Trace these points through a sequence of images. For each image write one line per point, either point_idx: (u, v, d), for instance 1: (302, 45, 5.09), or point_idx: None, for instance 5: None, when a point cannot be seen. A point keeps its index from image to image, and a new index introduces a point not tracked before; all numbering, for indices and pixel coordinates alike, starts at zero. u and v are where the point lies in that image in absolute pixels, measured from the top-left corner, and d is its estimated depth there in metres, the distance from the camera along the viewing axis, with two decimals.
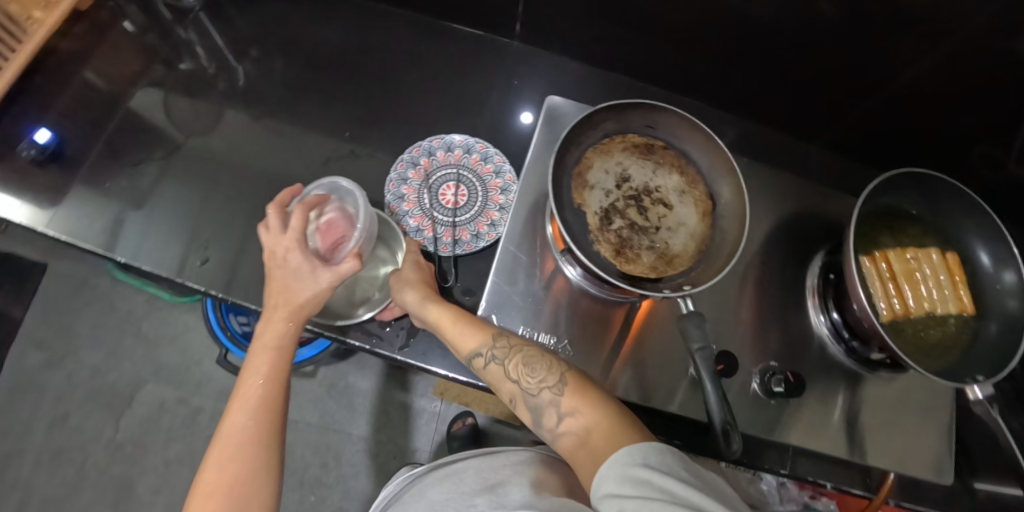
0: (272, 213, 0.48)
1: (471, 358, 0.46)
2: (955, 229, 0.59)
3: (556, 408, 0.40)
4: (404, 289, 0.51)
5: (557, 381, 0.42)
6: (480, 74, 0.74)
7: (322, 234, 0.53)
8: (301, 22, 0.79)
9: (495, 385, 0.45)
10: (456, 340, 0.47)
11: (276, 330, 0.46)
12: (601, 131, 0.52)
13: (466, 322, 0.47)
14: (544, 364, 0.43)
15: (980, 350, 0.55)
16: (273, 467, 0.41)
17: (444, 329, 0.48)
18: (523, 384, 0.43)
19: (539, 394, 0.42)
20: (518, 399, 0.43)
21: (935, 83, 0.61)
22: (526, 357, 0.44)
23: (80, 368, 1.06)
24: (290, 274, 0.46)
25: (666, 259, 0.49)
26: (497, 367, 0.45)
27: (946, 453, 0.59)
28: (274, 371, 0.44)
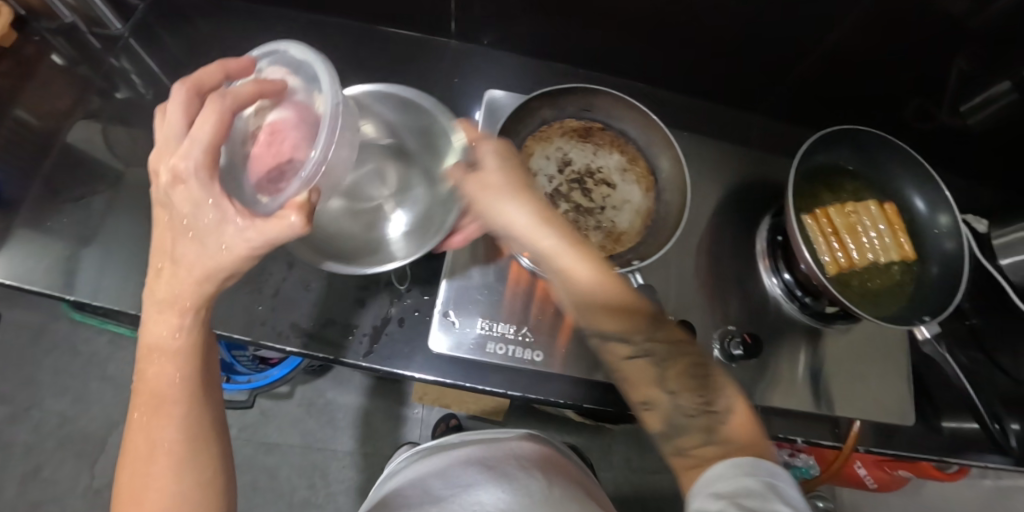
0: (177, 105, 0.38)
1: (619, 338, 0.43)
2: (891, 180, 0.61)
3: (704, 434, 0.39)
4: (514, 196, 0.44)
5: (724, 408, 0.40)
6: (421, 75, 0.74)
7: (264, 138, 0.42)
8: (235, 40, 0.78)
9: (630, 375, 0.44)
10: (608, 317, 0.43)
11: (166, 329, 0.41)
12: (538, 120, 0.54)
13: (622, 302, 0.43)
14: (710, 382, 0.42)
15: (923, 293, 0.57)
16: (210, 462, 0.43)
17: (588, 294, 0.43)
18: (678, 397, 0.41)
19: (694, 416, 0.40)
20: (659, 406, 0.42)
21: (859, 42, 0.64)
22: (688, 371, 0.42)
23: (47, 417, 1.02)
24: (195, 221, 0.37)
25: (613, 238, 0.50)
26: (652, 365, 0.42)
27: (907, 394, 0.61)
28: (182, 374, 0.42)
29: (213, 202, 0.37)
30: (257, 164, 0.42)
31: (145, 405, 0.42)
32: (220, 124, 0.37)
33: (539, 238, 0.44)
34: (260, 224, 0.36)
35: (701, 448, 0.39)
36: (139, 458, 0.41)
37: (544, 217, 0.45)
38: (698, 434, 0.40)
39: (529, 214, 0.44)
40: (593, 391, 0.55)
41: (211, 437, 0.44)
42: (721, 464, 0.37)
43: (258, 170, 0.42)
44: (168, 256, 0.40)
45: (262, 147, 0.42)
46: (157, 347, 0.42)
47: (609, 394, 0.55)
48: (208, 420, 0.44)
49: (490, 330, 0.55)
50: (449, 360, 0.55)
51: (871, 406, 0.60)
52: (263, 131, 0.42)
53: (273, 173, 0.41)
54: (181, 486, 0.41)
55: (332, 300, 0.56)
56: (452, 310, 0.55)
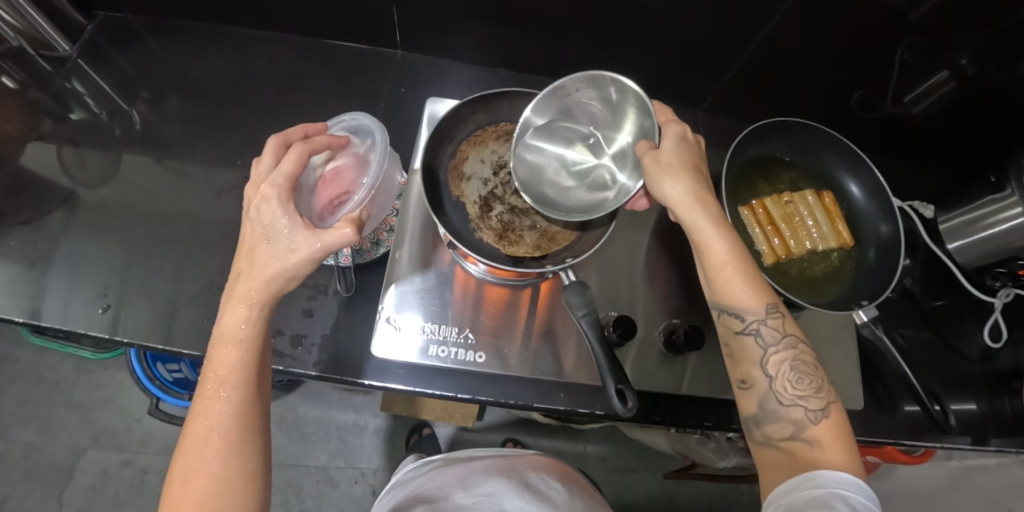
0: (270, 148, 0.46)
1: (734, 312, 0.43)
2: (828, 167, 0.63)
3: (795, 428, 0.40)
4: (672, 172, 0.44)
5: (821, 408, 0.40)
6: (370, 85, 0.74)
7: (327, 180, 0.52)
8: (185, 57, 0.78)
9: (736, 352, 0.44)
10: (737, 292, 0.43)
11: (237, 319, 0.42)
12: (473, 124, 0.54)
13: (756, 282, 0.43)
14: (814, 379, 0.42)
15: (861, 277, 0.59)
16: (251, 461, 0.41)
17: (715, 269, 0.44)
18: (776, 384, 0.42)
19: (786, 407, 0.41)
20: (758, 388, 0.43)
21: (790, 36, 0.66)
22: (796, 363, 0.42)
23: (12, 446, 1.00)
24: (269, 231, 0.43)
25: (548, 237, 0.51)
26: (758, 344, 0.43)
27: (856, 379, 0.63)
28: (243, 367, 0.42)
29: (288, 217, 0.43)
30: (321, 196, 0.51)
31: (202, 394, 0.41)
32: (298, 163, 0.46)
33: (692, 214, 0.44)
34: (321, 233, 0.43)
35: (791, 440, 0.40)
36: (188, 449, 0.40)
37: (699, 193, 0.44)
38: (786, 424, 0.41)
39: (685, 190, 0.44)
40: (542, 389, 0.55)
41: (256, 438, 0.42)
42: (793, 478, 0.38)
43: (321, 202, 0.51)
44: (246, 264, 0.44)
45: (327, 184, 0.52)
46: (225, 338, 0.43)
47: (560, 393, 0.55)
48: (258, 416, 0.42)
49: (435, 334, 0.55)
50: (397, 367, 0.55)
51: None
52: (326, 174, 0.52)
53: (334, 203, 0.51)
54: (225, 480, 0.40)
55: (281, 314, 0.56)
56: (396, 316, 0.55)
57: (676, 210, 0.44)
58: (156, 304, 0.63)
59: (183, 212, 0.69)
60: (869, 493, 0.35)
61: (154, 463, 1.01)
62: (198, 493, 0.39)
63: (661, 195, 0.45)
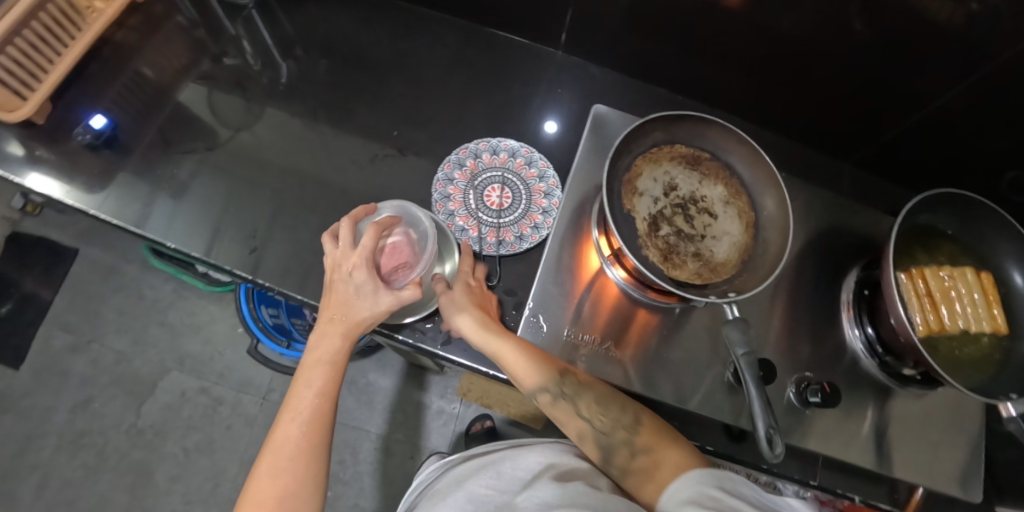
0: (344, 226, 0.49)
1: (541, 390, 0.49)
2: (992, 250, 0.60)
3: (628, 446, 0.47)
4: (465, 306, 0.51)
5: (632, 422, 0.49)
6: (521, 82, 0.76)
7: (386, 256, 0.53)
8: (348, 23, 0.81)
9: (560, 418, 0.50)
10: (531, 371, 0.49)
11: (331, 347, 0.48)
12: (650, 141, 0.54)
13: (536, 355, 0.50)
14: (614, 403, 0.50)
15: (1012, 369, 0.56)
16: (320, 476, 0.45)
17: (506, 362, 0.49)
18: (595, 421, 0.49)
19: (613, 434, 0.48)
20: (586, 435, 0.49)
21: (967, 110, 0.62)
22: (597, 396, 0.50)
23: (105, 353, 1.07)
24: (352, 291, 0.48)
25: (710, 267, 0.50)
26: (568, 403, 0.50)
27: (975, 470, 0.59)
28: (327, 385, 0.47)
29: (370, 284, 0.48)
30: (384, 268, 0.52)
31: (284, 405, 0.46)
32: (376, 236, 0.49)
33: (488, 337, 0.50)
34: (400, 292, 0.48)
35: (633, 459, 0.47)
36: (269, 456, 0.44)
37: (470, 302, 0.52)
38: (622, 448, 0.47)
39: (471, 323, 0.50)
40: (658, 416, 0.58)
41: (321, 452, 0.46)
42: (671, 490, 0.42)
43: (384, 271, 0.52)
44: (340, 312, 0.49)
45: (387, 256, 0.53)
46: (315, 360, 0.48)
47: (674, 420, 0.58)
48: (327, 427, 0.46)
49: (572, 340, 0.55)
50: None
51: (938, 475, 0.59)
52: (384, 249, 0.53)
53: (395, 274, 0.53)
54: (300, 487, 0.43)
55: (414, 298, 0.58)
56: (539, 313, 0.55)
57: (473, 339, 0.50)
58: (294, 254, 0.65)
59: (328, 170, 0.72)
60: (732, 476, 0.41)
61: (228, 396, 1.07)
62: (277, 492, 0.42)
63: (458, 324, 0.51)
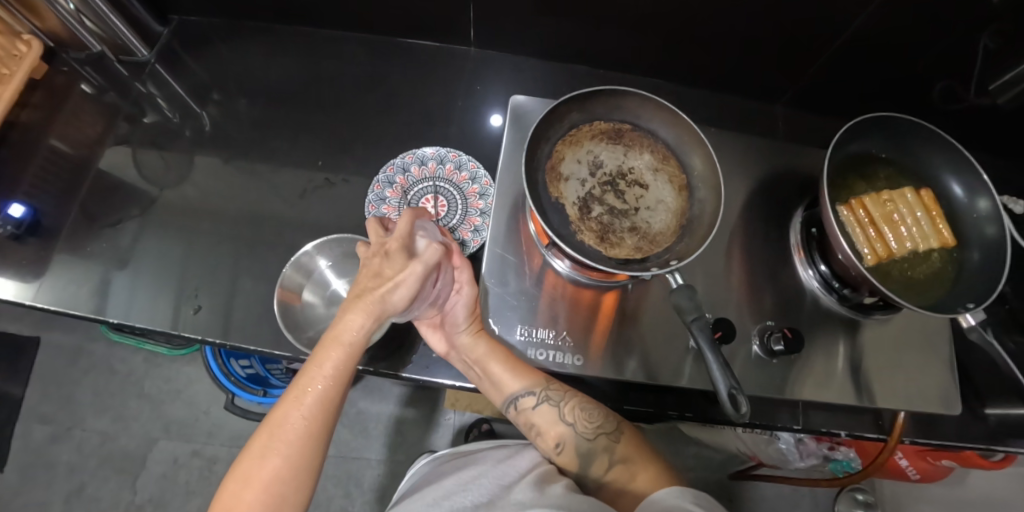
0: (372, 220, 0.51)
1: (526, 395, 0.53)
2: (928, 165, 0.60)
3: (608, 454, 0.51)
4: (467, 321, 0.55)
5: (614, 430, 0.52)
6: (444, 85, 0.75)
7: None
8: (258, 58, 0.78)
9: (542, 425, 0.54)
10: (517, 375, 0.54)
11: (352, 326, 0.46)
12: (567, 124, 0.53)
13: (521, 364, 0.54)
14: (598, 412, 0.53)
15: (967, 279, 0.55)
16: (315, 463, 0.43)
17: (493, 365, 0.54)
18: (577, 427, 0.52)
19: (594, 440, 0.52)
20: (567, 441, 0.53)
21: (881, 31, 0.62)
22: (581, 404, 0.53)
23: (88, 435, 1.05)
24: (379, 267, 0.49)
25: (649, 239, 0.49)
26: (552, 408, 0.53)
27: (952, 385, 0.60)
28: (339, 368, 0.45)
29: (396, 259, 0.49)
30: None
31: (292, 386, 0.44)
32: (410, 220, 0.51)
33: (473, 341, 0.54)
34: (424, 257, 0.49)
35: (611, 468, 0.51)
36: (265, 434, 0.42)
37: (474, 312, 0.55)
38: (601, 454, 0.52)
39: (466, 334, 0.54)
40: (631, 395, 0.57)
41: (326, 435, 0.44)
42: (654, 492, 0.47)
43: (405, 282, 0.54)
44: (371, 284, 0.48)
45: None
46: (334, 338, 0.46)
47: (648, 394, 0.57)
48: (334, 412, 0.45)
49: (529, 337, 0.54)
50: None
51: (918, 397, 0.59)
52: None
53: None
54: (294, 466, 0.42)
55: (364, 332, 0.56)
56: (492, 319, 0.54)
57: (464, 348, 0.54)
58: (245, 304, 0.63)
59: (263, 210, 0.70)
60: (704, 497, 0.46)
61: (222, 454, 1.05)
62: (270, 475, 0.41)
63: (455, 327, 0.55)
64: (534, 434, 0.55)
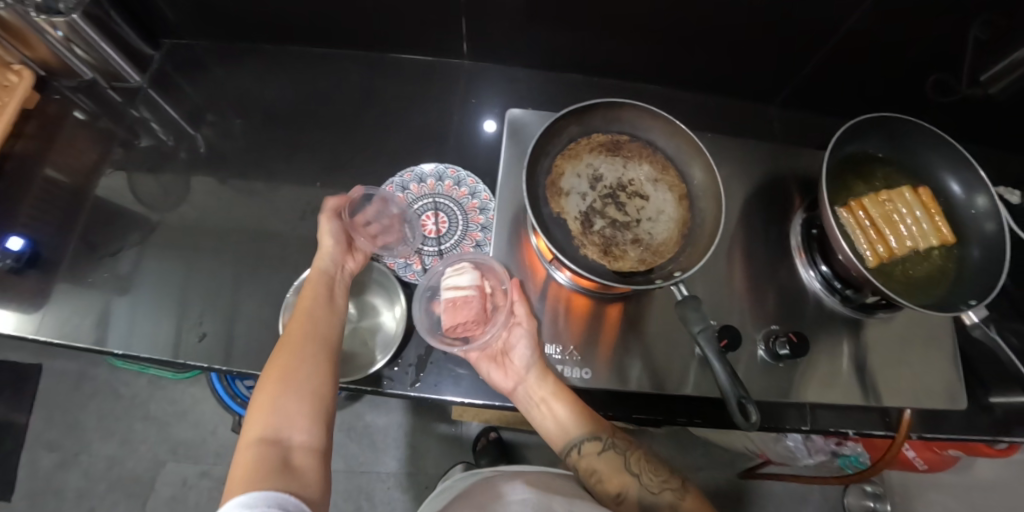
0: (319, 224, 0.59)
1: (594, 436, 0.53)
2: (924, 162, 0.60)
3: (674, 510, 0.50)
4: (529, 347, 0.54)
5: (679, 488, 0.52)
6: (439, 98, 0.74)
7: (450, 309, 0.55)
8: (250, 78, 0.78)
9: (606, 473, 0.52)
10: (585, 415, 0.54)
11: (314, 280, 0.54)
12: (566, 137, 0.53)
13: (587, 409, 0.55)
14: (663, 470, 0.54)
15: (967, 275, 0.56)
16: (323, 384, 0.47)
17: (559, 400, 0.53)
18: (642, 479, 0.52)
19: (660, 494, 0.51)
20: (630, 493, 0.51)
21: (873, 29, 0.62)
22: (644, 458, 0.54)
23: (96, 461, 1.04)
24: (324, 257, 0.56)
25: (652, 250, 0.49)
26: (619, 455, 0.53)
27: (958, 380, 0.60)
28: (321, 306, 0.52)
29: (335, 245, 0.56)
30: (450, 319, 0.55)
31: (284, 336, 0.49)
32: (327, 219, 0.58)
33: (541, 377, 0.53)
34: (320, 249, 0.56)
35: None
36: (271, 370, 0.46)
37: (536, 342, 0.55)
38: (668, 510, 0.50)
39: (532, 367, 0.54)
40: (637, 405, 0.57)
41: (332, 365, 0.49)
42: None
43: (450, 321, 0.55)
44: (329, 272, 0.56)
45: (455, 309, 0.55)
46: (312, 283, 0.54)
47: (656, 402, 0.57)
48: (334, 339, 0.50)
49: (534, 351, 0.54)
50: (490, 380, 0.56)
51: (924, 393, 0.60)
52: (452, 300, 0.55)
53: (460, 329, 0.54)
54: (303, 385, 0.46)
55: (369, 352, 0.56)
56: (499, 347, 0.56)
57: (530, 386, 0.53)
58: (249, 328, 0.63)
59: (263, 232, 0.69)
60: None
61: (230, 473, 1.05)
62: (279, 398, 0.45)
63: (519, 362, 0.55)
64: (596, 488, 0.53)
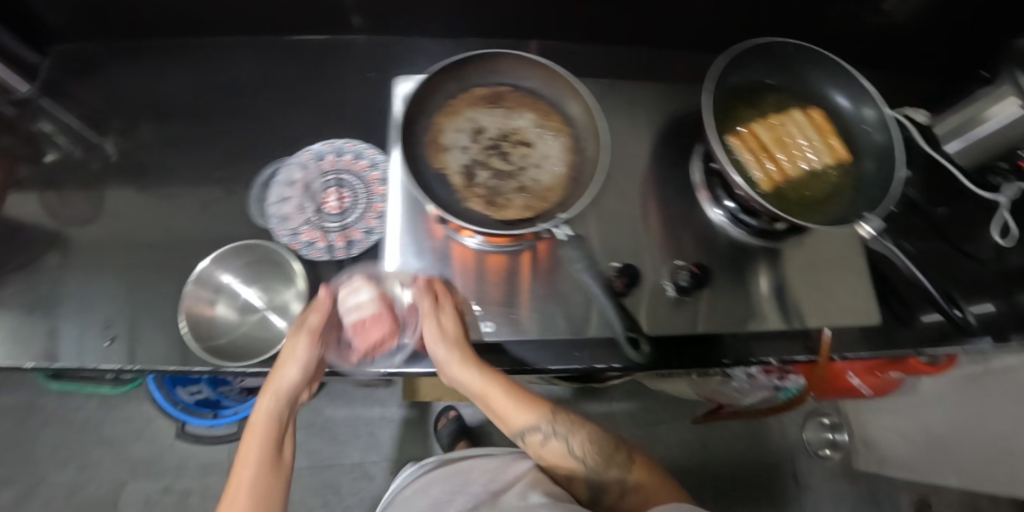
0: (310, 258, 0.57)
1: (534, 429, 0.51)
2: (811, 84, 0.60)
3: (621, 484, 0.52)
4: (448, 347, 0.49)
5: (626, 463, 0.53)
6: (340, 75, 0.73)
7: (360, 335, 0.50)
8: (143, 75, 0.75)
9: (555, 455, 0.53)
10: (525, 414, 0.50)
11: (262, 409, 0.49)
12: (443, 95, 0.52)
13: (525, 395, 0.51)
14: (604, 442, 0.54)
15: (863, 188, 0.56)
16: None
17: (508, 410, 0.50)
18: (591, 461, 0.52)
19: (606, 473, 0.52)
20: (583, 475, 0.53)
21: None
22: (590, 437, 0.53)
23: (54, 490, 1.02)
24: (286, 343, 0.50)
25: (537, 196, 0.49)
26: (563, 443, 0.52)
27: (870, 296, 0.62)
28: (259, 456, 0.47)
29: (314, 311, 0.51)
30: (363, 344, 0.50)
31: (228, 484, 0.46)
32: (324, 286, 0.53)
33: (470, 376, 0.49)
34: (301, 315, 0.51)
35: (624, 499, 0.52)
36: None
37: (468, 355, 0.49)
38: (617, 486, 0.52)
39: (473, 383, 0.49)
40: (552, 351, 0.54)
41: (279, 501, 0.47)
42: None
43: (364, 347, 0.51)
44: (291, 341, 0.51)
45: (366, 331, 0.50)
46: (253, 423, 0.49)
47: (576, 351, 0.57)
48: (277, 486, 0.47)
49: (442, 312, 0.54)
50: None
51: (834, 311, 0.61)
52: (363, 323, 0.50)
53: (374, 349, 0.51)
54: None
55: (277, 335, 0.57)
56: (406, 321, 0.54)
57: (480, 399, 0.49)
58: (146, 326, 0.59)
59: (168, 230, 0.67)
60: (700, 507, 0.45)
61: (194, 485, 1.03)
62: None
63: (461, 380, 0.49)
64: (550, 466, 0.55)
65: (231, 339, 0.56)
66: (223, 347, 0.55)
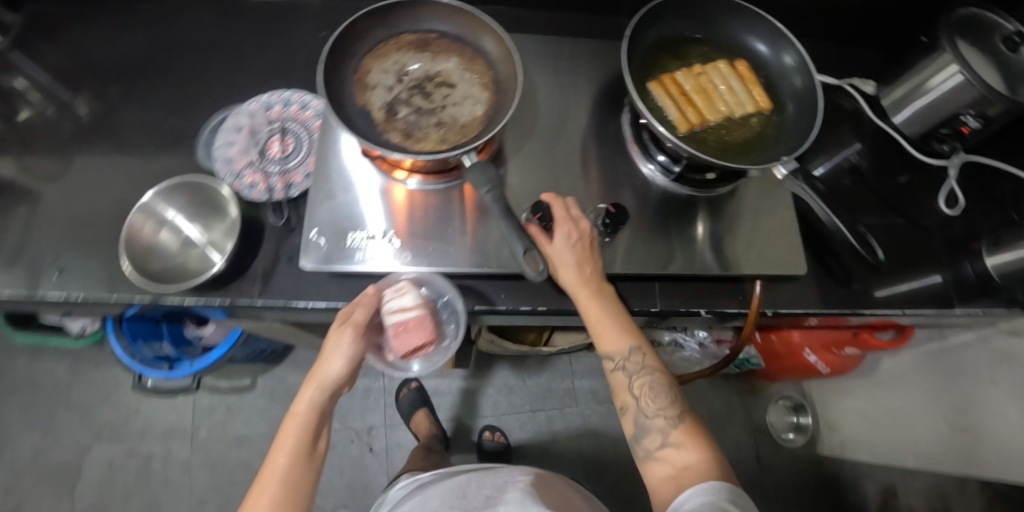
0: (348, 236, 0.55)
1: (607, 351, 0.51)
2: (736, 42, 0.63)
3: (663, 435, 0.48)
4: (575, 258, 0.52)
5: (675, 416, 0.50)
6: (291, 36, 0.76)
7: (403, 338, 0.53)
8: (101, 31, 0.78)
9: (619, 388, 0.52)
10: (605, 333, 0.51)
11: (304, 399, 0.50)
12: (373, 39, 0.55)
13: (614, 326, 0.51)
14: (666, 396, 0.50)
15: (783, 136, 0.58)
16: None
17: (592, 322, 0.52)
18: (642, 404, 0.50)
19: (653, 418, 0.49)
20: (630, 411, 0.51)
21: None
22: (654, 381, 0.51)
23: (19, 453, 1.04)
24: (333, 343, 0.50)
25: (455, 131, 0.51)
26: (625, 375, 0.51)
27: (799, 245, 0.61)
28: (298, 441, 0.48)
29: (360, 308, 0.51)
30: (404, 346, 0.53)
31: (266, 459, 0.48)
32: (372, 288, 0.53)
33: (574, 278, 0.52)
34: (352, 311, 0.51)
35: (662, 448, 0.48)
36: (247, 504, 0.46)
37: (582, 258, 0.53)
38: (657, 434, 0.49)
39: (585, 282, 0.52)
40: (483, 287, 0.56)
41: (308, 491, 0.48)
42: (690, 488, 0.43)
43: (403, 348, 0.54)
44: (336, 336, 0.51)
45: (408, 335, 0.53)
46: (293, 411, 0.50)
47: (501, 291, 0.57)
48: (308, 472, 0.48)
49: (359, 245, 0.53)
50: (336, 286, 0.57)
51: (758, 261, 0.60)
52: (407, 330, 0.53)
53: (413, 350, 0.54)
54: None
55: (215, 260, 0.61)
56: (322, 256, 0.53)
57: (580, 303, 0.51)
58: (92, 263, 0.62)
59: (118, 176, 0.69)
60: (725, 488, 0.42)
61: (156, 450, 1.05)
62: None
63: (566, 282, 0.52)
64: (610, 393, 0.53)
65: (172, 265, 0.59)
66: (163, 271, 0.58)
